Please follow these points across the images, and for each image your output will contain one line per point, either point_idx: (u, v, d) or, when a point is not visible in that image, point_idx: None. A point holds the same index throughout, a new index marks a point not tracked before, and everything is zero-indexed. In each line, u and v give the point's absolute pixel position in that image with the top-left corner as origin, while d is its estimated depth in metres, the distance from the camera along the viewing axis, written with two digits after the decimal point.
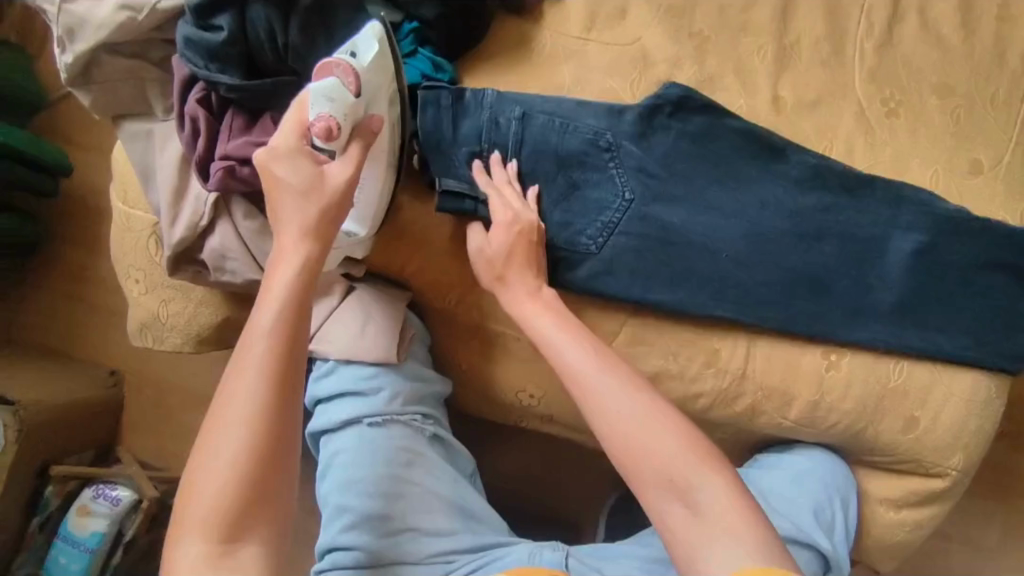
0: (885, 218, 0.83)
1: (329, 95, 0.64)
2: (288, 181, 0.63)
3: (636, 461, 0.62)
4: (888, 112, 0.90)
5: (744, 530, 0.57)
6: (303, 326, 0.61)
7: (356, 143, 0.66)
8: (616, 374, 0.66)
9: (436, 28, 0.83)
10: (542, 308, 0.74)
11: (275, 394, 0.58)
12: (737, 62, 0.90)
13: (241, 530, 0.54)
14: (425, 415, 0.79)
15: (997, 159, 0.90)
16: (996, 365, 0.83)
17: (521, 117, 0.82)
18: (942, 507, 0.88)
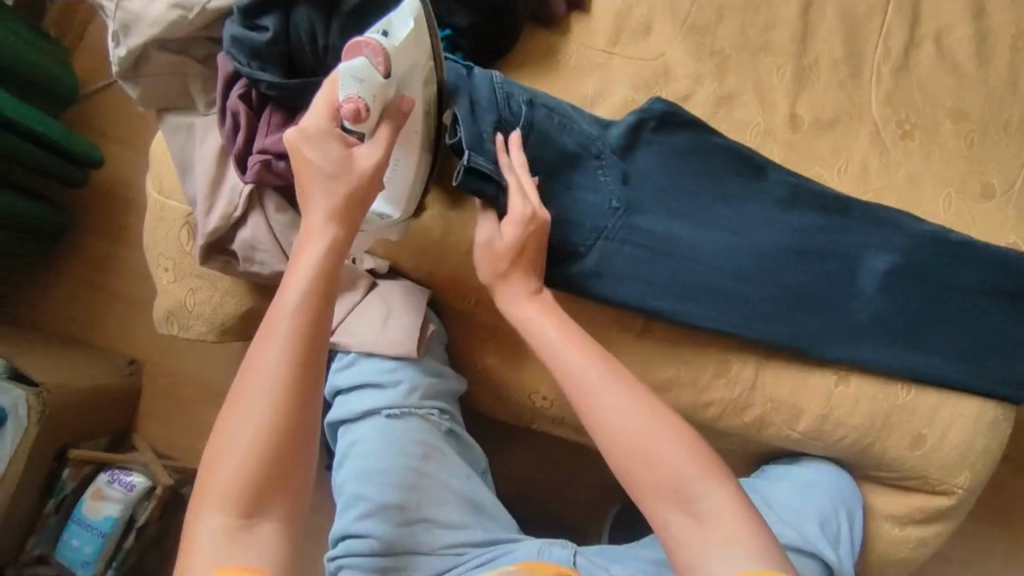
0: (859, 240, 0.86)
1: (360, 75, 0.65)
2: (317, 166, 0.65)
3: (639, 468, 0.61)
4: (903, 134, 0.93)
5: (748, 541, 0.57)
6: (326, 311, 0.62)
7: (385, 126, 0.67)
8: (620, 380, 0.65)
9: (468, 36, 0.86)
10: (537, 312, 0.73)
11: (297, 376, 0.58)
12: (757, 80, 0.93)
13: (259, 509, 0.56)
14: (441, 410, 0.81)
15: (1010, 184, 0.92)
16: (999, 392, 0.85)
17: (528, 104, 0.83)
18: (947, 525, 0.89)
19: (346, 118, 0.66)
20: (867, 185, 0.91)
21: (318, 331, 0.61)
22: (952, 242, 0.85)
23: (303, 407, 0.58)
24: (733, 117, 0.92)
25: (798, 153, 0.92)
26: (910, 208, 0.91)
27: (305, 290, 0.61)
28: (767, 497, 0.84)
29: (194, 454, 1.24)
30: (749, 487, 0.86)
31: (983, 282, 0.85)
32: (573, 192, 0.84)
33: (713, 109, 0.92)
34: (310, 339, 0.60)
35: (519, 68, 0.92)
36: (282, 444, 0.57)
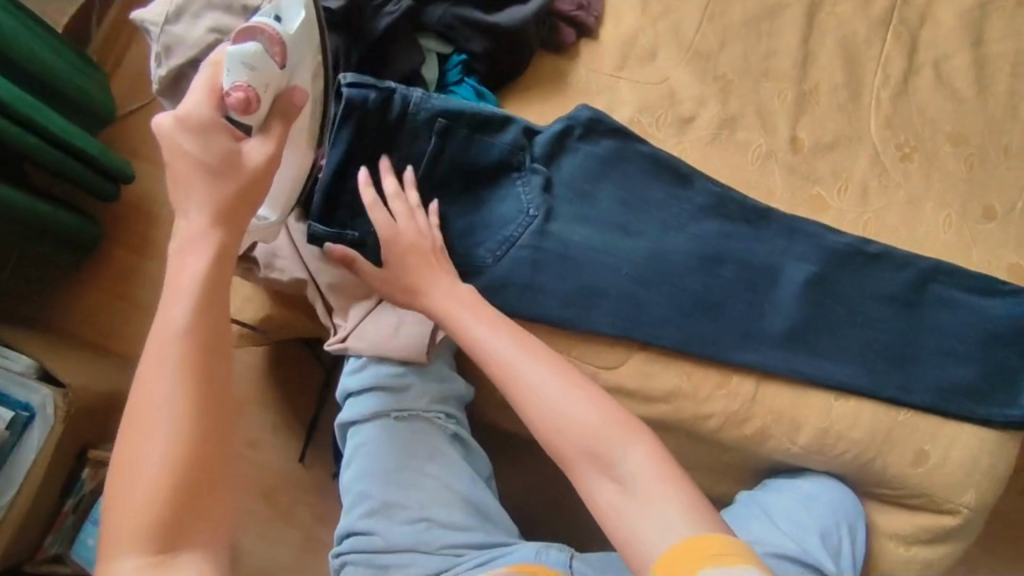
0: (781, 250, 0.90)
1: (251, 62, 0.68)
2: (196, 163, 0.65)
3: (563, 441, 0.66)
4: (902, 156, 0.96)
5: (665, 500, 0.61)
6: (214, 322, 0.63)
7: (276, 120, 0.69)
8: (539, 361, 0.70)
9: (482, 60, 0.89)
10: (453, 300, 0.76)
11: (192, 392, 0.61)
12: (759, 104, 0.97)
13: (180, 528, 0.58)
14: (448, 415, 0.83)
15: (1011, 205, 0.94)
16: (961, 410, 0.86)
17: (441, 132, 0.83)
18: (953, 546, 0.88)
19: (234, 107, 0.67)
20: (867, 204, 0.94)
21: (208, 342, 0.62)
22: (864, 254, 0.90)
23: (203, 421, 0.61)
24: (735, 138, 0.95)
25: (799, 174, 0.95)
26: (911, 227, 0.93)
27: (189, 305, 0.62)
28: (765, 509, 0.85)
29: None
30: (750, 499, 0.87)
31: (896, 293, 0.89)
32: (494, 203, 0.86)
33: (717, 130, 0.95)
34: (202, 353, 0.62)
35: (533, 87, 0.94)
36: (188, 462, 0.59)
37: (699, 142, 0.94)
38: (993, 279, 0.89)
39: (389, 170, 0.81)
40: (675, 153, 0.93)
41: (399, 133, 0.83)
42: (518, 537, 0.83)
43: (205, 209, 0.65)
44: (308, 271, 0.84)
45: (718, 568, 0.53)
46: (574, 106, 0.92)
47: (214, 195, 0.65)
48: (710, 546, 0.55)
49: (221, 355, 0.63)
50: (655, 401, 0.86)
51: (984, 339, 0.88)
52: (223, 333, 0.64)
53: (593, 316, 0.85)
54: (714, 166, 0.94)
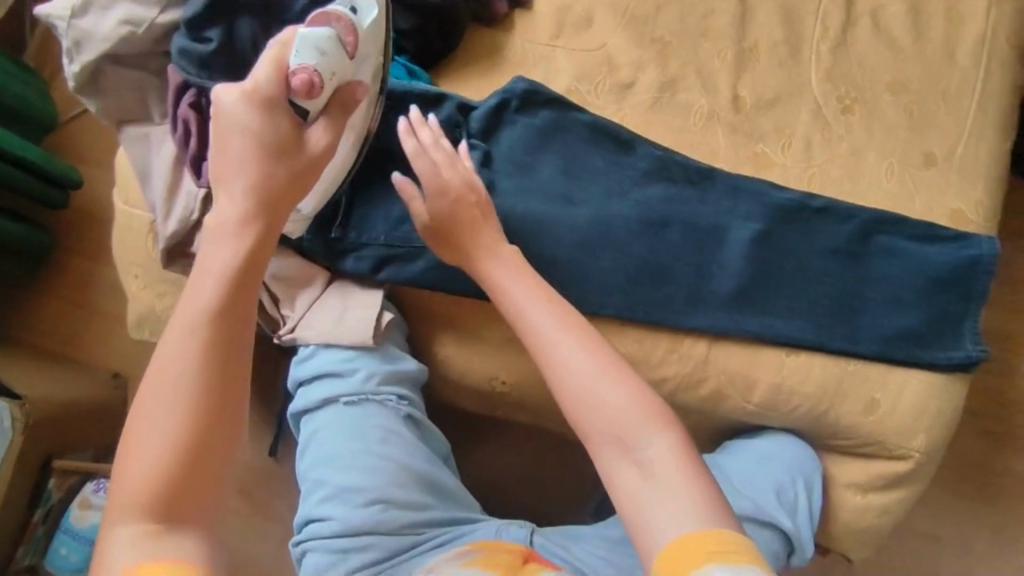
0: (726, 210, 0.90)
1: (322, 47, 0.70)
2: (250, 141, 0.67)
3: (591, 420, 0.65)
4: (844, 108, 0.96)
5: (683, 494, 0.60)
6: (235, 308, 0.63)
7: (332, 108, 0.72)
8: (576, 338, 0.69)
9: (410, 38, 0.88)
10: (502, 270, 0.76)
11: (207, 373, 0.60)
12: (698, 65, 0.96)
13: (180, 505, 0.56)
14: (400, 396, 0.84)
15: (950, 151, 0.95)
16: (905, 356, 0.87)
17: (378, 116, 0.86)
18: (909, 489, 0.91)
19: (296, 90, 0.69)
20: (812, 159, 0.94)
21: (229, 327, 0.62)
22: (808, 208, 0.91)
23: (219, 398, 0.60)
24: (677, 100, 0.94)
25: (742, 132, 0.95)
26: (855, 179, 0.94)
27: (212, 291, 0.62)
28: (724, 471, 0.87)
29: None
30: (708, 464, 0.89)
31: (841, 245, 0.90)
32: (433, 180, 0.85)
33: (657, 93, 0.94)
34: (220, 336, 0.61)
35: (469, 62, 0.92)
36: (198, 440, 0.58)
37: (640, 107, 0.94)
38: (935, 225, 0.90)
39: (423, 122, 0.80)
40: (616, 120, 0.93)
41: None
42: (481, 513, 0.86)
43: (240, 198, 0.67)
44: None
45: (725, 568, 0.53)
46: (511, 77, 0.91)
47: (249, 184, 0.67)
48: (716, 545, 0.55)
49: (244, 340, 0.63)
50: None
51: (929, 285, 0.89)
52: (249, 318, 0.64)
53: None
54: (658, 128, 0.93)
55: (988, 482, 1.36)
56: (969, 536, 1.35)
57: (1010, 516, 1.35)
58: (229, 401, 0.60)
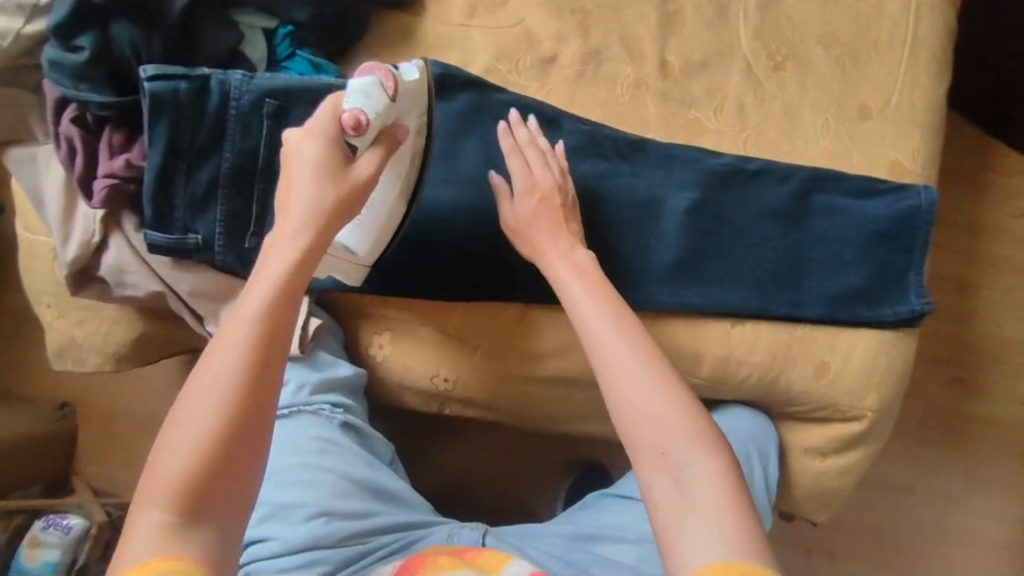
0: (661, 180, 0.89)
1: (369, 91, 0.70)
2: (311, 167, 0.67)
3: (643, 417, 0.62)
4: (775, 66, 0.93)
5: (723, 517, 0.56)
6: (280, 322, 0.59)
7: (379, 145, 0.70)
8: (636, 333, 0.67)
9: (312, 29, 0.80)
10: (571, 273, 0.75)
11: (245, 384, 0.56)
12: (622, 31, 0.92)
13: (203, 508, 0.52)
14: (334, 404, 0.83)
15: (885, 102, 0.92)
16: (847, 315, 0.87)
17: (277, 113, 0.75)
18: (865, 449, 0.91)
19: (348, 127, 0.69)
20: (745, 122, 0.91)
21: (275, 342, 0.59)
22: (745, 172, 0.88)
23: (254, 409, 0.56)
24: (602, 72, 0.90)
25: (673, 99, 0.91)
26: (791, 138, 0.91)
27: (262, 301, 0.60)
28: None
29: (136, 484, 1.21)
30: None
31: (780, 208, 0.88)
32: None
33: (581, 66, 0.90)
34: (262, 347, 0.57)
35: (381, 48, 0.87)
36: (227, 447, 0.54)
37: (565, 82, 0.90)
38: (874, 180, 0.89)
39: (520, 123, 0.82)
40: (540, 97, 0.89)
41: (225, 126, 0.74)
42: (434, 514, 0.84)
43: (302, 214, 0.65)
44: (165, 283, 0.78)
45: None
46: (424, 61, 0.87)
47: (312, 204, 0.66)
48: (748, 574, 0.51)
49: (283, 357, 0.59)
50: (549, 355, 0.86)
51: (868, 240, 0.88)
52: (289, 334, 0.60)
53: (470, 281, 0.85)
54: (585, 102, 0.90)
55: (954, 428, 1.37)
56: (940, 483, 1.36)
57: (978, 459, 1.36)
58: (263, 412, 0.56)
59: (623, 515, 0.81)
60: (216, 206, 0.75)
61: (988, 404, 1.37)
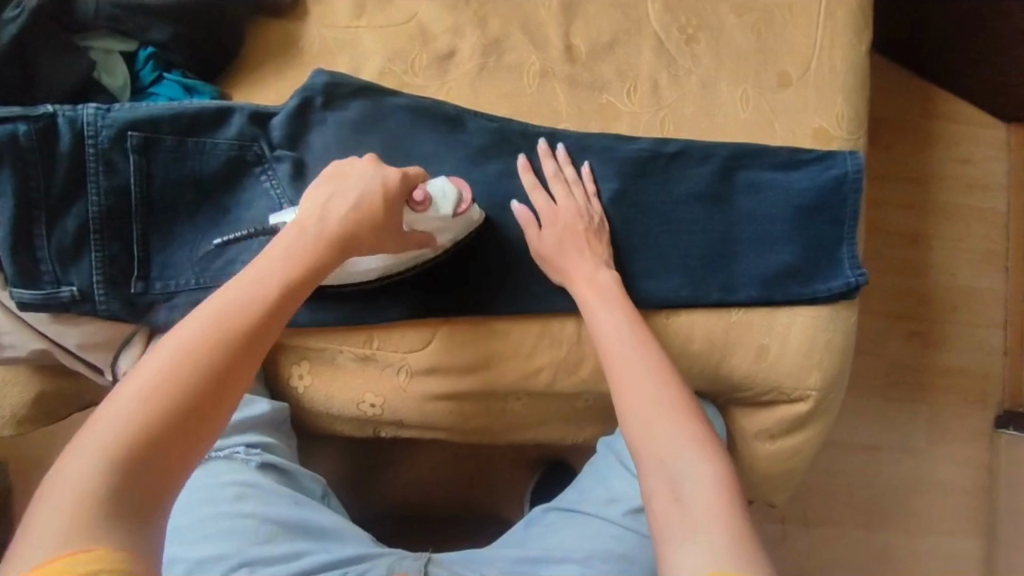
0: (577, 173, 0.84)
1: (449, 203, 0.74)
2: (357, 197, 0.68)
3: (649, 430, 0.65)
4: (687, 39, 0.88)
5: (714, 528, 0.55)
6: (262, 329, 0.57)
7: (415, 229, 0.74)
8: (647, 351, 0.72)
9: (174, 49, 0.75)
10: (593, 295, 0.77)
11: (205, 387, 0.52)
12: (522, 18, 0.86)
13: (134, 503, 0.45)
14: (250, 446, 0.79)
15: (804, 68, 0.88)
16: (783, 296, 0.84)
17: (143, 146, 0.71)
18: (815, 428, 0.89)
19: (415, 199, 0.73)
20: (661, 101, 0.87)
21: (244, 354, 0.55)
22: (661, 156, 0.85)
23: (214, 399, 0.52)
24: (505, 63, 0.85)
25: (582, 85, 0.86)
26: (710, 115, 0.87)
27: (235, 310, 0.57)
28: (622, 458, 0.82)
29: None
30: (605, 445, 0.86)
31: (702, 189, 0.85)
32: (238, 207, 0.75)
33: (482, 59, 0.85)
34: (240, 350, 0.55)
35: (264, 62, 0.81)
36: (172, 445, 0.49)
37: (466, 77, 0.84)
38: (795, 151, 0.86)
39: (547, 153, 0.83)
40: (441, 96, 0.83)
41: (85, 166, 0.69)
42: (377, 546, 0.77)
43: (319, 238, 0.65)
44: (45, 338, 0.72)
45: None
46: (310, 71, 0.81)
47: (307, 234, 0.65)
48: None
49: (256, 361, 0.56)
50: (476, 368, 0.81)
51: (795, 214, 0.85)
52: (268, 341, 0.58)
53: (384, 301, 0.80)
54: (490, 97, 0.84)
55: (916, 383, 1.35)
56: (906, 438, 1.34)
57: (942, 411, 1.35)
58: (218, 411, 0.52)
59: (566, 529, 0.78)
60: (89, 253, 0.70)
61: (945, 355, 1.36)
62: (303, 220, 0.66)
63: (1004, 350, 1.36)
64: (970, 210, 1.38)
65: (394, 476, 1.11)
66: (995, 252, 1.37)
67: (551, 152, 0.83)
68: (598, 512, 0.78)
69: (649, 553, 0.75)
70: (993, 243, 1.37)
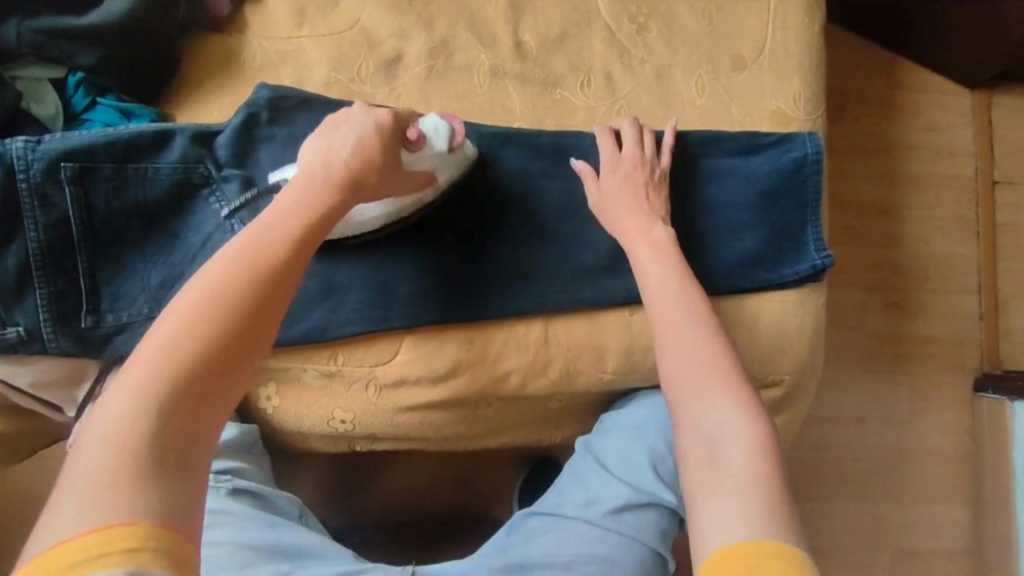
0: (535, 171, 0.83)
1: (439, 134, 0.73)
2: (355, 137, 0.66)
3: (694, 385, 0.63)
4: (639, 28, 0.87)
5: (749, 494, 0.53)
6: (265, 296, 0.55)
7: (417, 171, 0.73)
8: (698, 308, 0.70)
9: (104, 72, 0.72)
10: (645, 248, 0.76)
11: (210, 362, 0.51)
12: (469, 16, 0.85)
13: (164, 474, 0.44)
14: (219, 473, 0.77)
15: (758, 50, 0.88)
16: (749, 283, 0.83)
17: (81, 176, 0.69)
18: (790, 412, 0.89)
19: (407, 140, 0.71)
20: (616, 93, 0.86)
21: (248, 326, 0.54)
22: None
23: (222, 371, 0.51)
24: (454, 64, 0.83)
25: (534, 81, 0.85)
26: (666, 104, 0.86)
27: (229, 280, 0.55)
28: (600, 459, 0.82)
29: None
30: (582, 445, 0.86)
31: None
32: (189, 231, 0.73)
33: (430, 61, 0.83)
34: (243, 322, 0.53)
35: (204, 78, 0.79)
36: (190, 419, 0.48)
37: (415, 81, 0.82)
38: (755, 135, 0.86)
39: None
40: (391, 103, 0.81)
41: (18, 201, 0.68)
42: (360, 560, 0.75)
43: (329, 181, 0.64)
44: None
45: None
46: (254, 86, 0.78)
47: (310, 191, 0.63)
48: (773, 564, 0.46)
49: (258, 330, 0.54)
50: (443, 377, 0.80)
51: (760, 199, 0.85)
52: (276, 309, 0.56)
53: (346, 315, 0.78)
54: (441, 99, 0.83)
55: (895, 354, 1.35)
56: (888, 409, 1.34)
57: (923, 380, 1.35)
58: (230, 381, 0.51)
59: (547, 534, 0.76)
60: (33, 290, 0.68)
61: (922, 324, 1.36)
62: (310, 167, 0.65)
63: (979, 316, 1.37)
64: (940, 178, 1.38)
65: (378, 484, 1.10)
66: (966, 218, 1.38)
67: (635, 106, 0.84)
68: (578, 515, 0.77)
69: (632, 554, 0.75)
70: (964, 209, 1.38)
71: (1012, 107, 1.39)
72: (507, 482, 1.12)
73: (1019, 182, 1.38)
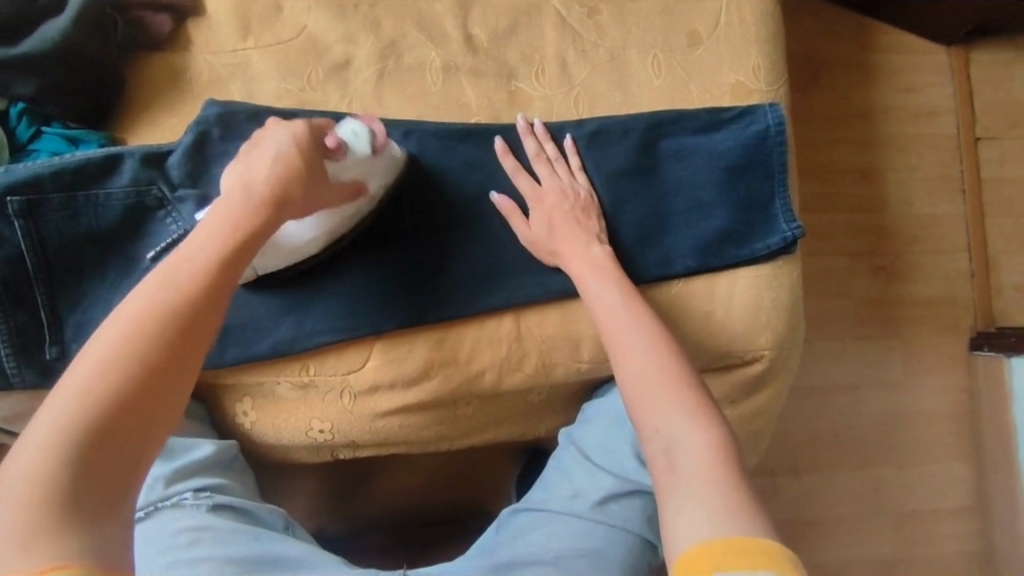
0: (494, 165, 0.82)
1: (358, 141, 0.72)
2: (274, 151, 0.64)
3: (649, 400, 0.63)
4: (590, 12, 0.86)
5: (707, 491, 0.53)
6: (204, 309, 0.53)
7: (344, 181, 0.71)
8: (642, 318, 0.71)
9: (46, 102, 0.73)
10: (586, 269, 0.76)
11: (140, 385, 0.48)
12: (416, 14, 0.83)
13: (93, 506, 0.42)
14: (197, 489, 0.74)
15: (714, 24, 0.86)
16: (723, 265, 0.82)
17: (30, 210, 0.69)
18: (773, 387, 0.88)
19: (327, 149, 0.69)
20: (572, 80, 0.84)
21: (189, 339, 0.52)
22: (582, 136, 0.83)
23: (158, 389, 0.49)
24: (405, 64, 0.82)
25: (488, 74, 0.83)
26: (624, 86, 0.85)
27: (162, 297, 0.52)
28: (582, 450, 0.83)
29: None
30: (566, 439, 0.86)
31: (629, 165, 0.83)
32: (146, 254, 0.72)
33: (381, 63, 0.82)
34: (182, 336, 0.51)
35: (152, 99, 0.78)
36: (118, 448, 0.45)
37: (367, 85, 0.81)
38: (718, 111, 0.84)
39: (529, 131, 0.81)
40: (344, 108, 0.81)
41: None
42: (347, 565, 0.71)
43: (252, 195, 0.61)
44: None
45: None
46: (203, 103, 0.77)
47: (231, 206, 0.60)
48: (740, 559, 0.46)
49: (199, 343, 0.52)
50: (417, 380, 0.79)
51: (730, 180, 0.84)
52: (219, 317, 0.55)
53: (315, 326, 0.78)
54: (394, 100, 0.82)
55: (887, 318, 1.34)
56: (883, 375, 1.33)
57: (917, 343, 1.34)
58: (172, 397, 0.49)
59: (535, 529, 0.75)
60: None
61: (912, 286, 1.34)
62: (231, 193, 0.62)
63: (970, 274, 1.35)
64: (920, 137, 1.36)
65: (369, 487, 1.10)
66: (949, 177, 1.36)
67: (531, 128, 0.82)
68: (564, 509, 0.76)
69: (617, 543, 0.74)
70: (946, 167, 1.36)
71: (987, 62, 1.37)
72: (500, 479, 1.12)
73: (1001, 136, 1.36)
